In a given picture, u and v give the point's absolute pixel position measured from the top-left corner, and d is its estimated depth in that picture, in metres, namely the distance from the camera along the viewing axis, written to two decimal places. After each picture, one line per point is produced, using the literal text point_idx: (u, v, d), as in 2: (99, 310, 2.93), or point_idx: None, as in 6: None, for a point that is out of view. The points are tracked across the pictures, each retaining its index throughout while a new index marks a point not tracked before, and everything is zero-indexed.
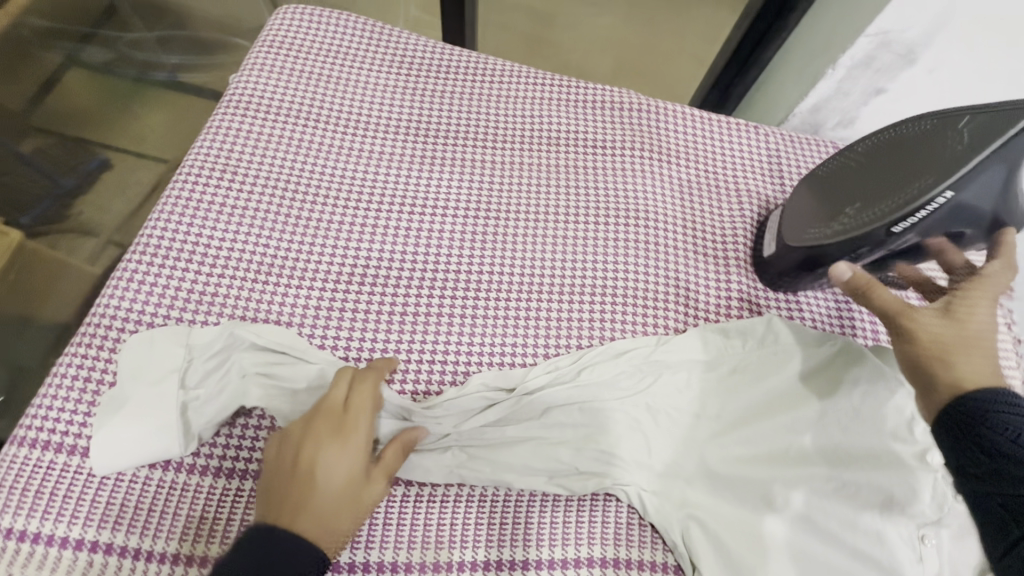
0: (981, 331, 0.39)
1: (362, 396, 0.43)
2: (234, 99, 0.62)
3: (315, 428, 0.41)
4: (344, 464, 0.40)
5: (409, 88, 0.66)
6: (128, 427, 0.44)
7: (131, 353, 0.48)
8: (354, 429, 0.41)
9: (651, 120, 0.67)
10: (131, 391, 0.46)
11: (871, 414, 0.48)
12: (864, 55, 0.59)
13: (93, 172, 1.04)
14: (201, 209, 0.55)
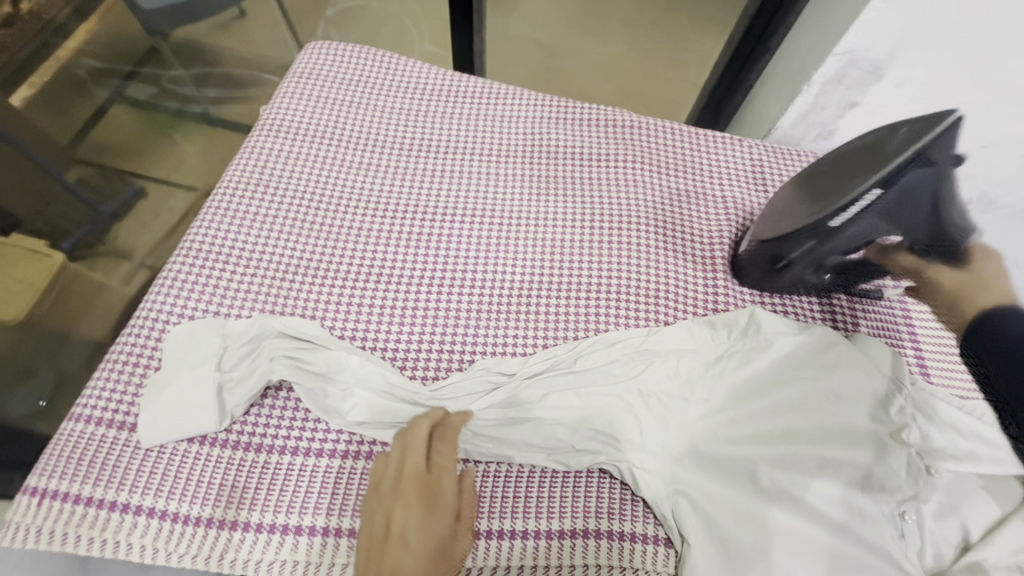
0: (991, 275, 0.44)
1: (444, 457, 0.47)
2: (269, 123, 0.70)
3: (402, 489, 0.45)
4: (431, 524, 0.44)
5: (422, 111, 0.73)
6: (171, 405, 0.50)
7: (175, 342, 0.54)
8: (436, 490, 0.46)
9: (642, 136, 0.73)
10: (173, 374, 0.52)
11: (850, 397, 0.51)
12: (835, 72, 0.65)
13: (131, 200, 1.14)
14: (237, 219, 0.62)
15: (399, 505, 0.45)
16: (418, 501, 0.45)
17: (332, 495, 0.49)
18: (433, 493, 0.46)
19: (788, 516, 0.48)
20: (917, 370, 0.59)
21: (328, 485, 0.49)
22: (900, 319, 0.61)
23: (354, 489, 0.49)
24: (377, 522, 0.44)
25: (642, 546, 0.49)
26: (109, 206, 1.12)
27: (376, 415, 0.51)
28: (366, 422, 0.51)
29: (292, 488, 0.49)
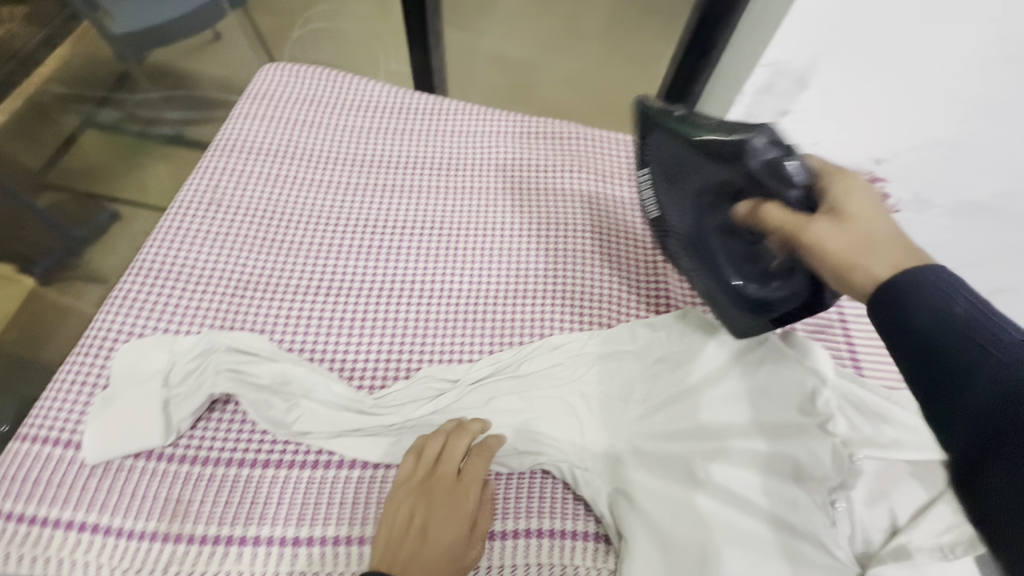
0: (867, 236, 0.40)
1: (474, 470, 0.50)
2: (222, 143, 0.71)
3: (433, 487, 0.48)
4: (450, 526, 0.47)
5: (374, 128, 0.75)
6: (119, 421, 0.51)
7: (123, 358, 0.55)
8: (459, 496, 0.48)
9: (588, 147, 0.76)
10: (120, 391, 0.53)
11: (773, 391, 0.54)
12: (763, 82, 0.68)
13: (104, 223, 1.15)
14: (190, 238, 0.64)
15: (426, 501, 0.48)
16: (444, 502, 0.48)
17: (277, 504, 0.50)
18: (458, 498, 0.48)
19: (720, 509, 0.49)
20: (850, 362, 0.62)
21: (274, 495, 0.50)
22: (835, 319, 0.65)
23: (299, 497, 0.50)
24: (404, 510, 0.47)
25: (583, 543, 0.51)
26: (80, 229, 1.13)
27: (321, 425, 0.52)
28: (312, 432, 0.52)
29: (239, 499, 0.50)
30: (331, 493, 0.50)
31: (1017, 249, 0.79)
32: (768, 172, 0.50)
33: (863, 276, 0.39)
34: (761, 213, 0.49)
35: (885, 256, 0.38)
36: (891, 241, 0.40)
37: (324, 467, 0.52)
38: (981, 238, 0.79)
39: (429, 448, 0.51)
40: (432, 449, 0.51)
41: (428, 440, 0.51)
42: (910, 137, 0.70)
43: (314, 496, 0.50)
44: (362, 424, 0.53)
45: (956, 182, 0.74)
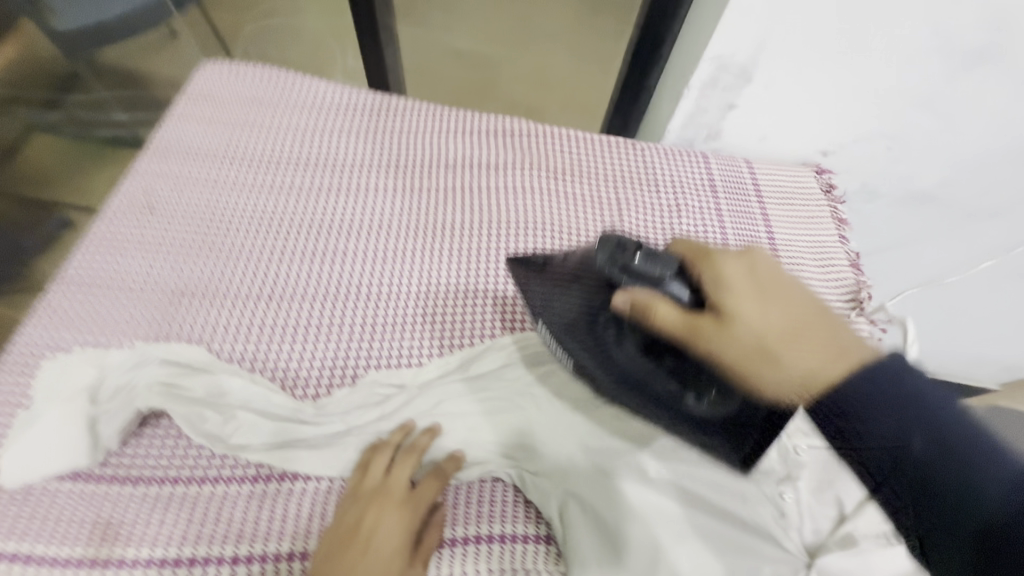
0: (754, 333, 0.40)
1: (425, 488, 0.49)
2: (157, 147, 0.69)
3: (382, 499, 0.47)
4: (397, 542, 0.45)
5: (320, 126, 0.73)
6: (40, 443, 0.48)
7: (46, 375, 0.52)
8: (407, 511, 0.47)
9: (540, 145, 0.75)
10: (41, 411, 0.50)
11: None
12: (708, 77, 0.68)
13: (55, 231, 1.09)
14: (124, 246, 0.61)
15: (372, 514, 0.46)
16: (392, 516, 0.47)
17: (214, 522, 0.48)
18: (406, 515, 0.47)
19: (669, 504, 0.49)
20: None
21: (211, 512, 0.48)
22: None
23: (238, 513, 0.48)
24: (349, 522, 0.46)
25: (534, 547, 0.50)
26: (30, 238, 1.07)
27: (258, 437, 0.51)
28: (251, 445, 0.51)
29: (174, 518, 0.47)
30: (273, 508, 0.49)
31: (958, 236, 0.81)
32: (627, 264, 0.44)
33: (773, 385, 0.40)
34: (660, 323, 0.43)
35: (791, 366, 0.38)
36: (792, 338, 0.39)
37: (265, 481, 0.50)
38: (924, 226, 0.81)
39: (381, 461, 0.50)
40: (384, 463, 0.50)
41: (378, 453, 0.51)
42: (853, 128, 0.72)
43: (254, 512, 0.48)
44: (309, 434, 0.52)
45: (897, 173, 0.75)
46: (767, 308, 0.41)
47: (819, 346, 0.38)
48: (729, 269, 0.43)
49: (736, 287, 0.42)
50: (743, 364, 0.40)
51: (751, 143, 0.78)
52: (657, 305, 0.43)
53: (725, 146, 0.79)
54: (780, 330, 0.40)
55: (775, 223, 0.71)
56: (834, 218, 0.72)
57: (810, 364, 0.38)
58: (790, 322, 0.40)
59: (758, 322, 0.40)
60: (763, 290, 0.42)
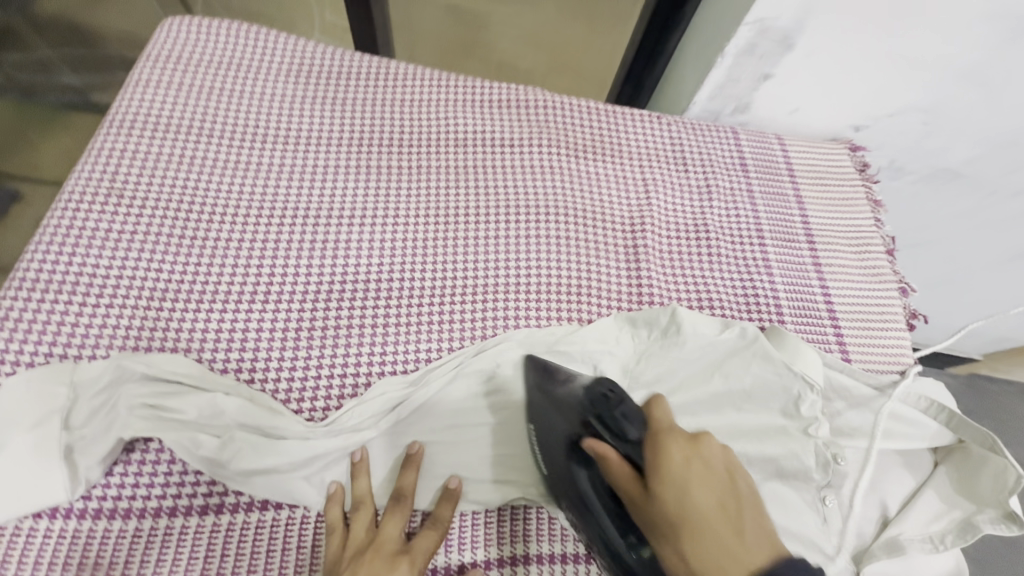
0: (676, 517, 0.35)
1: (420, 541, 0.44)
2: (117, 118, 0.59)
3: (371, 555, 0.42)
4: None
5: (308, 96, 0.65)
6: (9, 479, 0.42)
7: (7, 395, 0.45)
8: (401, 565, 0.41)
9: (556, 117, 0.68)
10: (9, 439, 0.44)
11: (758, 394, 0.51)
12: (746, 43, 0.62)
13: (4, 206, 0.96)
14: (85, 238, 0.53)
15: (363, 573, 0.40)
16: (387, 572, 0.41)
17: (221, 558, 0.43)
18: (400, 565, 0.41)
19: None
20: (837, 350, 0.58)
21: (216, 546, 0.44)
22: (820, 297, 0.61)
23: (248, 547, 0.44)
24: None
25: (574, 566, 0.47)
26: None
27: (255, 462, 0.45)
28: (253, 471, 0.45)
29: (173, 554, 0.43)
30: (287, 536, 0.45)
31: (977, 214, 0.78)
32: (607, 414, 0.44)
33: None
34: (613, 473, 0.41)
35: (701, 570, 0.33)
36: (708, 531, 0.34)
37: (276, 508, 0.46)
38: (942, 205, 0.78)
39: (359, 518, 0.45)
40: (364, 521, 0.45)
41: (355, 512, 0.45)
42: (888, 103, 0.66)
43: (266, 543, 0.44)
44: (304, 459, 0.46)
45: (927, 150, 0.71)
46: (688, 490, 0.36)
47: (722, 556, 0.33)
48: (670, 449, 0.38)
49: (670, 474, 0.37)
50: (659, 542, 0.37)
51: (781, 117, 0.72)
52: (614, 457, 0.41)
53: (752, 119, 0.73)
54: (693, 524, 0.35)
55: (809, 207, 0.67)
56: (868, 199, 0.68)
57: (716, 573, 0.33)
58: (710, 509, 0.35)
59: (678, 510, 0.35)
60: (693, 473, 0.37)
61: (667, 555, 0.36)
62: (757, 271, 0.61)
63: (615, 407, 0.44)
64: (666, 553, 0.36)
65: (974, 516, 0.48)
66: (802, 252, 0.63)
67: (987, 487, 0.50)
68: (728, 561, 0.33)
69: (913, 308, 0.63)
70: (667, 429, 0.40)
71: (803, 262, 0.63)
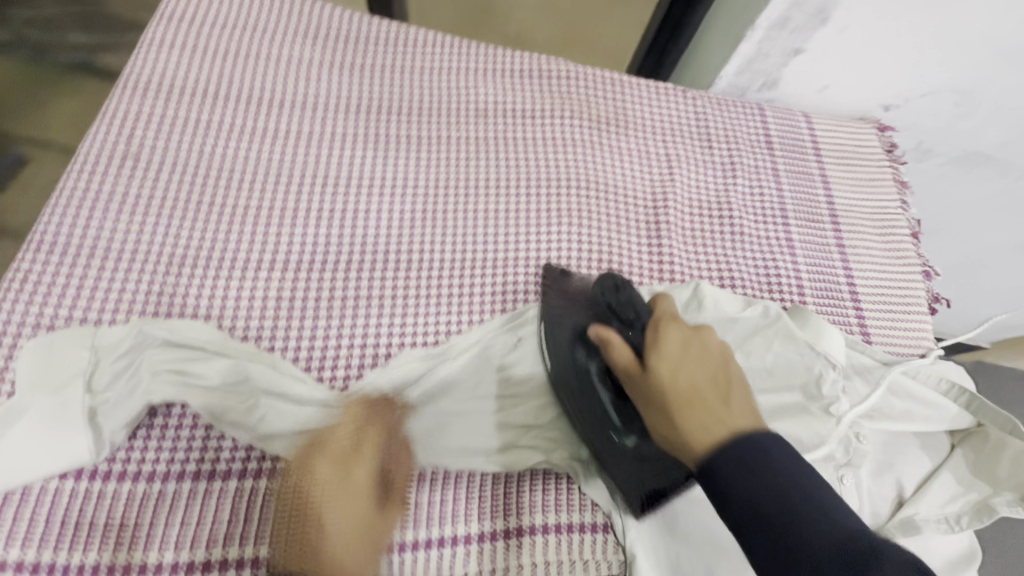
0: (669, 382, 0.38)
1: (372, 432, 0.46)
2: (132, 80, 0.58)
3: (325, 455, 0.44)
4: (354, 497, 0.43)
5: (326, 61, 0.63)
6: (33, 441, 0.42)
7: (27, 362, 0.45)
8: (357, 459, 0.44)
9: (578, 88, 0.66)
10: (32, 402, 0.44)
11: (778, 372, 0.51)
12: (780, 15, 0.60)
13: (14, 171, 0.95)
14: (103, 201, 0.52)
15: (339, 502, 0.42)
16: (343, 471, 0.43)
17: (245, 521, 0.43)
18: (355, 462, 0.44)
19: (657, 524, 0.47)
20: (858, 330, 0.58)
21: (239, 509, 0.44)
22: (842, 278, 0.60)
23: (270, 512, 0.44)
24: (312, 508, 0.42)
25: (593, 536, 0.47)
26: None
27: (274, 425, 0.46)
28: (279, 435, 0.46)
29: (196, 519, 0.43)
30: None
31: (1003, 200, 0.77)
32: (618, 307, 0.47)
33: (674, 440, 0.37)
34: (613, 354, 0.43)
35: (686, 423, 0.35)
36: (698, 395, 0.36)
37: None
38: (967, 190, 0.77)
39: (365, 441, 0.45)
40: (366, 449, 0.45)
41: (365, 437, 0.45)
42: (921, 81, 0.64)
43: None
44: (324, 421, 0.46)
45: (957, 132, 0.69)
46: (683, 367, 0.38)
47: (708, 413, 0.35)
48: (670, 330, 0.41)
49: (667, 350, 0.39)
50: (652, 412, 0.39)
51: (809, 94, 0.70)
52: (615, 342, 0.43)
53: (780, 96, 0.71)
54: (684, 387, 0.37)
55: (834, 186, 0.65)
56: (896, 180, 0.67)
57: (701, 424, 0.35)
58: (703, 380, 0.37)
59: (673, 378, 0.38)
60: (690, 354, 0.39)
61: (660, 424, 0.38)
62: (780, 250, 0.61)
63: (626, 305, 0.47)
64: (658, 421, 0.38)
65: (991, 499, 0.49)
66: (825, 232, 0.63)
67: (1004, 471, 0.50)
68: (714, 422, 0.35)
69: (937, 292, 0.62)
70: (670, 316, 0.42)
71: (827, 242, 0.62)
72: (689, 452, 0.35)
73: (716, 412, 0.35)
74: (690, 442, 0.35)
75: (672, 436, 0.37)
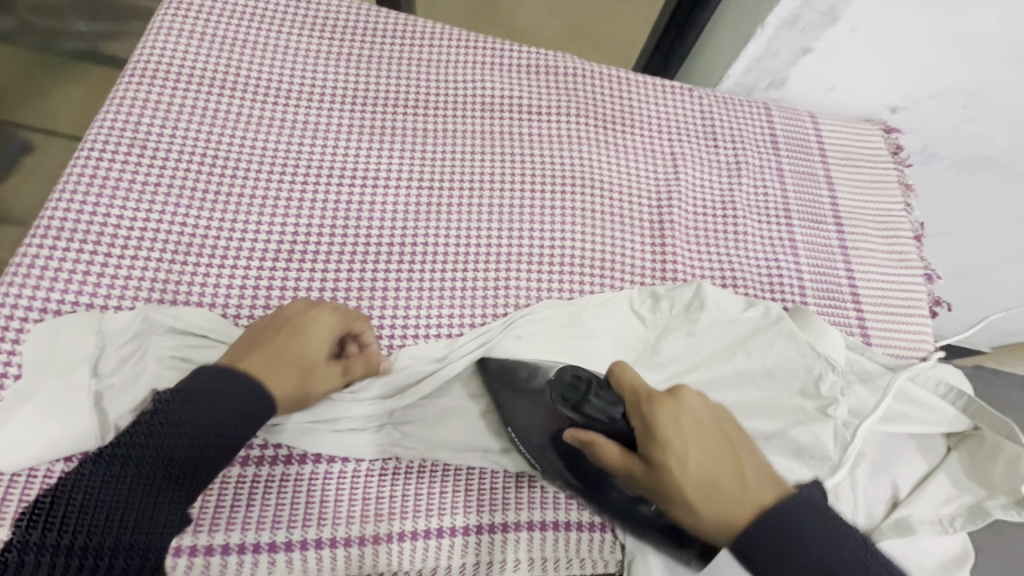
0: (682, 478, 0.39)
1: (346, 311, 0.49)
2: (139, 67, 0.58)
3: (296, 312, 0.47)
4: (305, 345, 0.46)
5: (333, 52, 0.63)
6: (36, 423, 0.43)
7: (35, 342, 0.45)
8: (319, 319, 0.47)
9: (584, 83, 0.66)
10: (36, 384, 0.44)
11: (779, 373, 0.51)
12: (790, 13, 0.59)
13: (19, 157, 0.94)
14: (108, 187, 0.52)
15: (278, 345, 0.45)
16: (304, 322, 0.47)
17: (246, 507, 0.44)
18: (320, 321, 0.47)
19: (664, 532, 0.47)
20: (858, 332, 0.58)
21: (242, 497, 0.45)
22: (844, 281, 0.61)
23: (272, 498, 0.45)
24: (251, 348, 0.45)
25: (590, 534, 0.48)
26: None
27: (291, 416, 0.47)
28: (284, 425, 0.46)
29: (200, 504, 0.44)
30: (311, 491, 0.46)
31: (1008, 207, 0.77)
32: (581, 402, 0.45)
33: (695, 526, 0.39)
34: (603, 454, 0.42)
35: (709, 512, 0.38)
36: (711, 482, 0.39)
37: (300, 463, 0.47)
38: (972, 195, 0.77)
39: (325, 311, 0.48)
40: (326, 315, 0.48)
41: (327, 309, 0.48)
42: (928, 84, 0.64)
43: (289, 495, 0.45)
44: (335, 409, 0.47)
45: (963, 136, 0.69)
46: (687, 452, 0.40)
47: (727, 496, 0.38)
48: (661, 417, 0.41)
49: (670, 438, 0.40)
50: (664, 501, 0.40)
51: (816, 95, 0.70)
52: (601, 444, 0.43)
53: (786, 96, 0.71)
54: (697, 478, 0.39)
55: (839, 188, 0.65)
56: (900, 182, 0.67)
57: (723, 507, 0.38)
58: (711, 464, 0.40)
59: (684, 469, 0.40)
60: (688, 434, 0.41)
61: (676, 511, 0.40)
62: (783, 251, 0.61)
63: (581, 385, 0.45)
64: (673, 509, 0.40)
65: (985, 502, 0.50)
66: (830, 234, 0.63)
67: (999, 475, 0.50)
68: (735, 504, 0.38)
69: (938, 296, 0.62)
70: (648, 397, 0.42)
71: (830, 244, 0.62)
72: (718, 534, 0.38)
73: (734, 475, 0.39)
74: (718, 526, 0.38)
75: (694, 522, 0.39)
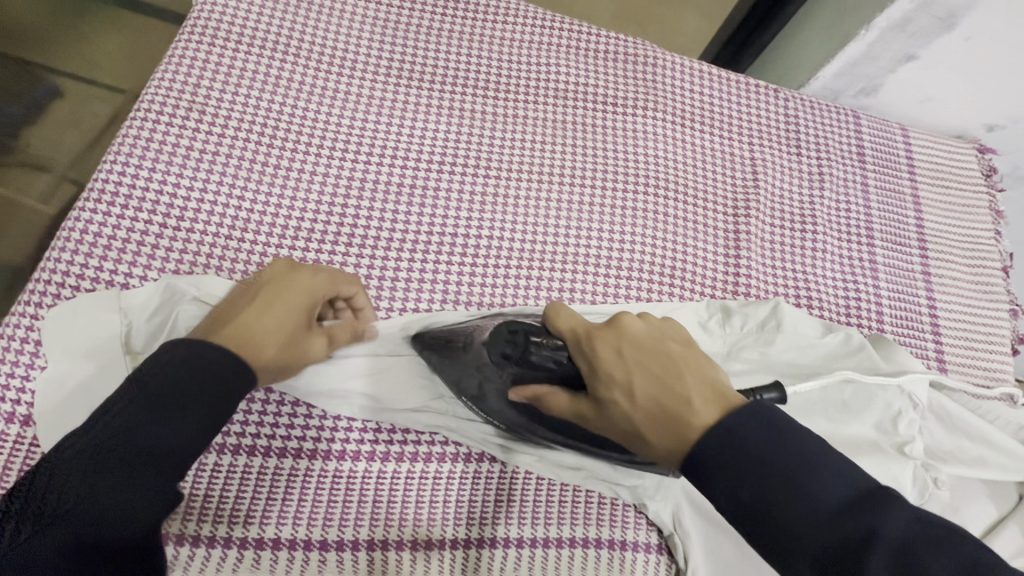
0: (628, 409, 0.35)
1: (326, 275, 0.42)
2: (200, 24, 0.54)
3: (276, 280, 0.41)
4: (288, 312, 0.39)
5: (404, 22, 0.59)
6: (78, 407, 0.42)
7: (55, 324, 0.43)
8: (301, 281, 0.41)
9: (662, 74, 0.62)
10: (71, 368, 0.43)
11: (856, 407, 0.49)
12: (901, 16, 0.55)
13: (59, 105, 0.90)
14: (165, 152, 0.50)
15: (256, 310, 0.38)
16: (287, 288, 0.40)
17: (299, 502, 0.43)
18: (302, 287, 0.41)
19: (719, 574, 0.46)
20: (935, 365, 0.55)
21: (294, 490, 0.44)
22: (925, 308, 0.57)
23: (324, 495, 0.44)
24: (220, 312, 0.39)
25: (644, 555, 0.46)
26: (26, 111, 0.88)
27: (326, 384, 0.44)
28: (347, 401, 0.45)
29: (253, 493, 0.43)
30: (364, 490, 0.44)
31: None
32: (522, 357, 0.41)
33: (653, 454, 0.34)
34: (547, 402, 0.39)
35: (657, 433, 0.33)
36: (657, 406, 0.33)
37: (352, 460, 0.45)
38: None
39: (306, 272, 0.41)
40: (311, 281, 0.41)
41: (310, 273, 0.42)
42: None
43: (341, 494, 0.44)
44: (396, 388, 0.46)
45: None
46: (630, 380, 0.35)
47: (672, 414, 0.32)
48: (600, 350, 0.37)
49: (608, 371, 0.36)
50: (621, 436, 0.36)
51: (908, 105, 0.65)
52: (543, 392, 0.40)
53: (876, 104, 0.66)
54: (647, 404, 0.34)
55: (924, 206, 0.61)
56: (991, 208, 0.63)
57: (668, 425, 0.32)
58: (658, 386, 0.34)
59: (625, 395, 0.35)
60: (632, 361, 0.35)
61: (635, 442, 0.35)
62: (862, 271, 0.57)
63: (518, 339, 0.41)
64: (632, 440, 0.35)
65: None
66: (916, 257, 0.59)
67: None
68: (681, 421, 0.32)
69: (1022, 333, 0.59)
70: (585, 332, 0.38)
71: (911, 267, 0.58)
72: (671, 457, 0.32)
73: (678, 394, 0.33)
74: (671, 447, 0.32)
75: (649, 449, 0.34)
